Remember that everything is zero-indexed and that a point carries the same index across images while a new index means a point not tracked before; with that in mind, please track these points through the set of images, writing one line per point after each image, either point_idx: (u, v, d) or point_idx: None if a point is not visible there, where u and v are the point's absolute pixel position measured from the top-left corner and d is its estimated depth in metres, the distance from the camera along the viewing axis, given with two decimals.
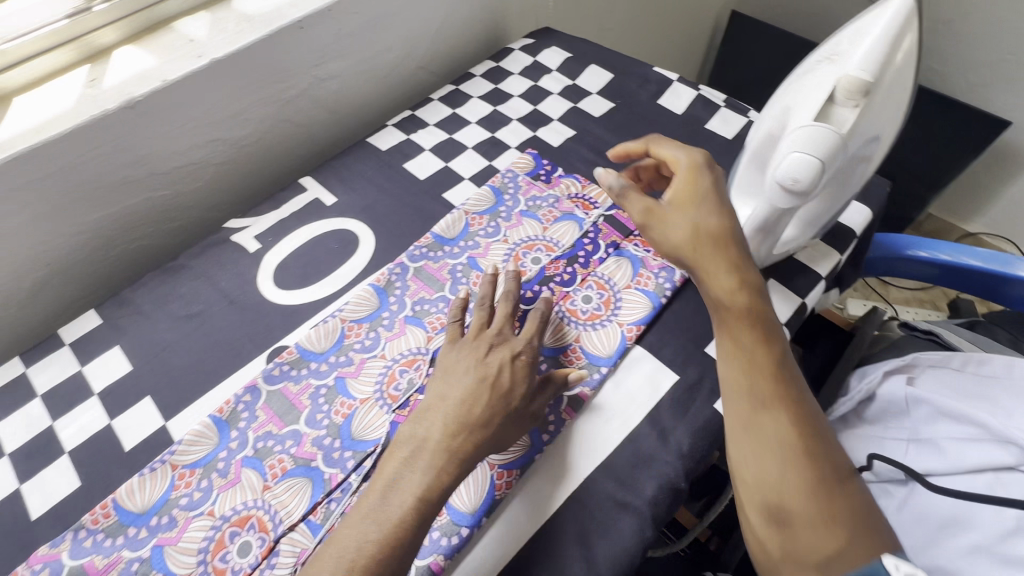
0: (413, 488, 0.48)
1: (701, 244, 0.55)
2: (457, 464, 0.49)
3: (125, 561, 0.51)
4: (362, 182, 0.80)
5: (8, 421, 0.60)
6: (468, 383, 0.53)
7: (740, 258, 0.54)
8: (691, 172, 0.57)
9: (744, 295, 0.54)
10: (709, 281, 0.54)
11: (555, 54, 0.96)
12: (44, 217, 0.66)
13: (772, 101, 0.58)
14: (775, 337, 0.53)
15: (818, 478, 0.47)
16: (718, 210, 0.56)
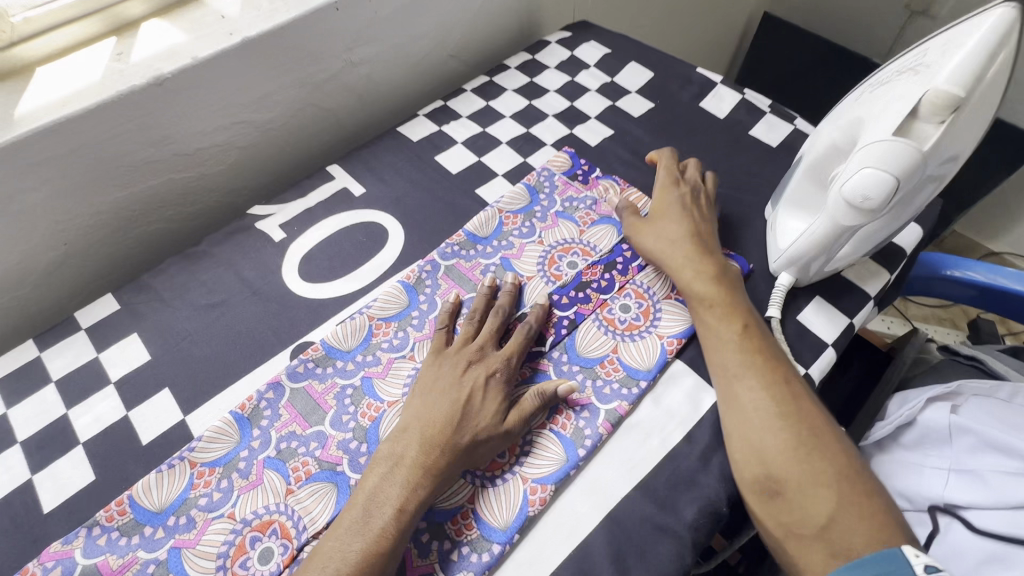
0: (392, 501, 0.47)
1: (671, 246, 0.63)
2: (433, 480, 0.49)
3: (140, 562, 0.48)
4: (392, 174, 0.77)
5: (21, 407, 0.58)
6: (442, 399, 0.53)
7: (703, 251, 0.63)
8: (664, 193, 0.69)
9: (710, 281, 0.60)
10: (679, 275, 0.61)
11: (593, 49, 0.93)
12: (64, 194, 0.64)
13: (844, 111, 0.55)
14: (738, 313, 0.58)
15: (795, 441, 0.50)
16: (683, 219, 0.65)
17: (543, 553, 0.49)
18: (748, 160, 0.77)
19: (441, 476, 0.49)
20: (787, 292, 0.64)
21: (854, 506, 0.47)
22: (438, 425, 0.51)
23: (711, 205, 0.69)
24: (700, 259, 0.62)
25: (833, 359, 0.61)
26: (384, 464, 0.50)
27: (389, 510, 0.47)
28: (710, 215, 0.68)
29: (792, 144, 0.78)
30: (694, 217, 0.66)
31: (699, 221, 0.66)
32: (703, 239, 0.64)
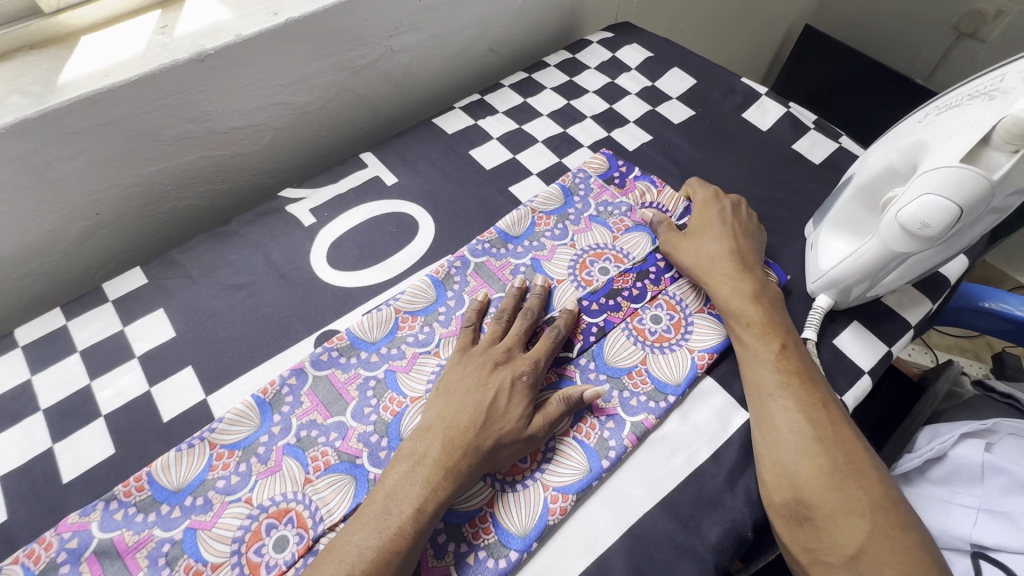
0: (411, 500, 0.46)
1: (711, 263, 0.62)
2: (453, 482, 0.48)
3: (155, 541, 0.48)
4: (425, 165, 0.76)
5: (45, 374, 0.58)
6: (467, 399, 0.52)
7: (743, 268, 0.61)
8: (704, 210, 0.67)
9: (749, 299, 0.59)
10: (716, 291, 0.60)
11: (635, 52, 0.91)
12: (100, 164, 0.64)
13: (901, 136, 0.54)
14: (777, 333, 0.56)
15: (830, 467, 0.48)
16: (724, 237, 0.64)
17: (560, 564, 0.48)
18: (789, 176, 0.75)
19: (461, 479, 0.48)
20: (825, 315, 0.62)
21: (889, 539, 0.45)
22: (463, 426, 0.50)
23: (754, 221, 0.67)
24: (740, 276, 0.60)
25: (869, 387, 0.59)
26: (406, 461, 0.49)
27: (409, 508, 0.46)
28: (753, 233, 0.66)
29: (836, 162, 0.76)
30: (737, 236, 0.64)
31: (742, 239, 0.64)
32: (744, 257, 0.63)
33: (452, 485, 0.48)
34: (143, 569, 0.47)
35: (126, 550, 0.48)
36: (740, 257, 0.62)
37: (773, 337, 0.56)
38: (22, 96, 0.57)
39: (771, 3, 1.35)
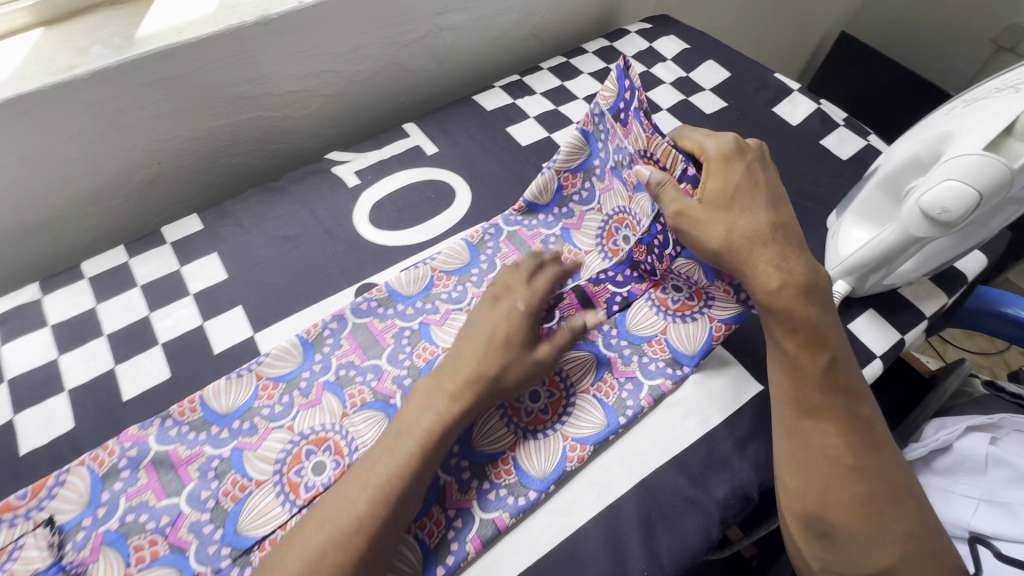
0: (424, 427, 0.48)
1: (743, 247, 0.52)
2: (461, 407, 0.50)
3: (205, 457, 0.52)
4: (464, 138, 0.80)
5: (109, 304, 0.62)
6: (472, 335, 0.54)
7: (783, 251, 0.53)
8: (717, 166, 0.56)
9: (796, 298, 0.52)
10: (756, 286, 0.52)
11: (671, 43, 0.94)
12: (167, 116, 0.68)
13: (927, 128, 0.57)
14: (825, 345, 0.52)
15: (864, 495, 0.48)
16: (752, 211, 0.54)
17: (575, 507, 0.52)
18: (816, 169, 0.78)
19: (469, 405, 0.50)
20: (842, 300, 0.64)
21: (912, 565, 0.47)
22: (469, 359, 0.52)
23: (774, 176, 0.58)
24: (786, 266, 0.53)
25: (879, 371, 0.61)
26: (418, 394, 0.51)
27: (425, 430, 0.48)
28: (781, 195, 0.56)
29: (862, 159, 0.78)
30: (765, 205, 0.55)
31: (770, 209, 0.55)
32: (779, 235, 0.54)
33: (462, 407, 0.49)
34: (194, 479, 0.51)
35: (180, 462, 0.52)
36: (777, 237, 0.53)
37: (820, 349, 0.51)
38: (103, 46, 0.62)
39: (809, 6, 1.36)
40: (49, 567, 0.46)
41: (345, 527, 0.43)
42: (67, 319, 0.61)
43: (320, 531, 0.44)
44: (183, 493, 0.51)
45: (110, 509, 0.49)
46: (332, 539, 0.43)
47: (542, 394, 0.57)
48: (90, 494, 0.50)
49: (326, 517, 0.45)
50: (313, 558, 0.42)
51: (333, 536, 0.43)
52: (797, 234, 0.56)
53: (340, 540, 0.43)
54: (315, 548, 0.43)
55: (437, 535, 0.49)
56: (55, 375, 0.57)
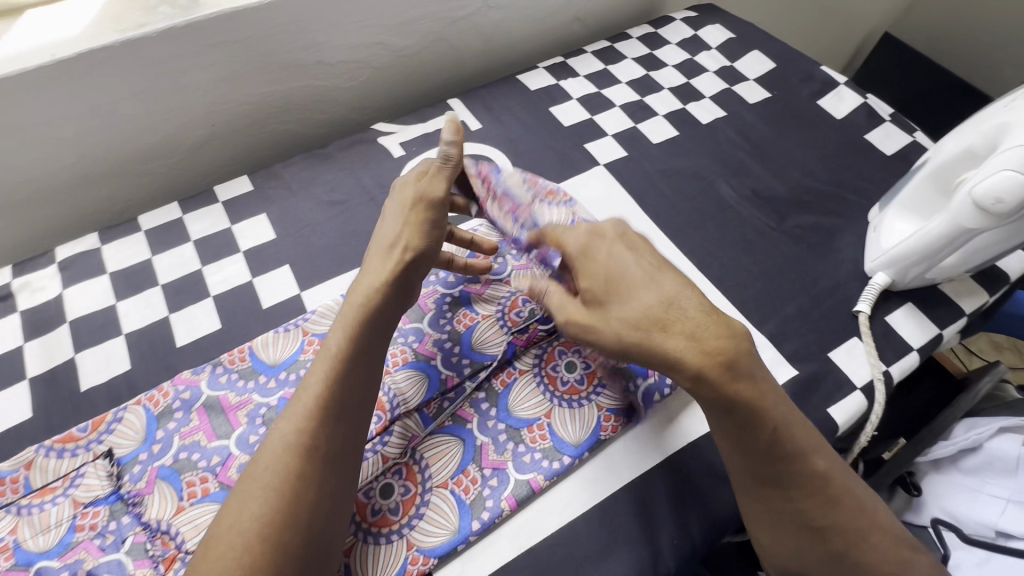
0: (339, 336, 0.49)
1: (643, 340, 0.41)
2: (367, 302, 0.50)
3: (254, 404, 0.54)
4: (508, 116, 0.81)
5: (163, 256, 0.65)
6: (381, 225, 0.56)
7: (686, 327, 0.40)
8: (584, 263, 0.46)
9: (723, 377, 0.40)
10: (673, 372, 0.41)
11: (717, 32, 0.93)
12: (225, 78, 0.70)
13: (974, 122, 0.58)
14: (767, 416, 0.41)
15: (835, 553, 0.43)
16: (638, 292, 0.42)
17: (608, 475, 0.53)
18: (859, 162, 0.77)
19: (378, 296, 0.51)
20: (881, 292, 0.64)
21: None
22: (384, 233, 0.54)
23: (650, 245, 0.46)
24: (699, 337, 0.40)
25: (915, 364, 0.61)
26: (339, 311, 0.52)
27: (339, 338, 0.49)
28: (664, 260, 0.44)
29: (907, 155, 0.78)
30: (649, 278, 0.43)
31: (663, 281, 0.43)
32: (677, 308, 0.41)
33: (370, 302, 0.50)
34: (243, 424, 0.53)
35: (230, 408, 0.54)
36: (677, 317, 0.41)
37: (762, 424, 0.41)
38: (170, 7, 0.64)
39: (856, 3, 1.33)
40: (109, 495, 0.49)
41: (278, 452, 0.43)
42: (124, 268, 0.64)
43: (246, 490, 0.42)
44: (233, 436, 0.52)
45: (164, 446, 0.51)
46: (265, 481, 0.42)
47: (577, 365, 0.57)
48: (146, 431, 0.52)
49: (257, 460, 0.44)
50: (254, 490, 0.42)
51: (269, 463, 0.43)
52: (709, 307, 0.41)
53: (274, 464, 0.43)
54: (247, 497, 0.41)
55: (473, 492, 0.51)
56: (113, 319, 0.60)
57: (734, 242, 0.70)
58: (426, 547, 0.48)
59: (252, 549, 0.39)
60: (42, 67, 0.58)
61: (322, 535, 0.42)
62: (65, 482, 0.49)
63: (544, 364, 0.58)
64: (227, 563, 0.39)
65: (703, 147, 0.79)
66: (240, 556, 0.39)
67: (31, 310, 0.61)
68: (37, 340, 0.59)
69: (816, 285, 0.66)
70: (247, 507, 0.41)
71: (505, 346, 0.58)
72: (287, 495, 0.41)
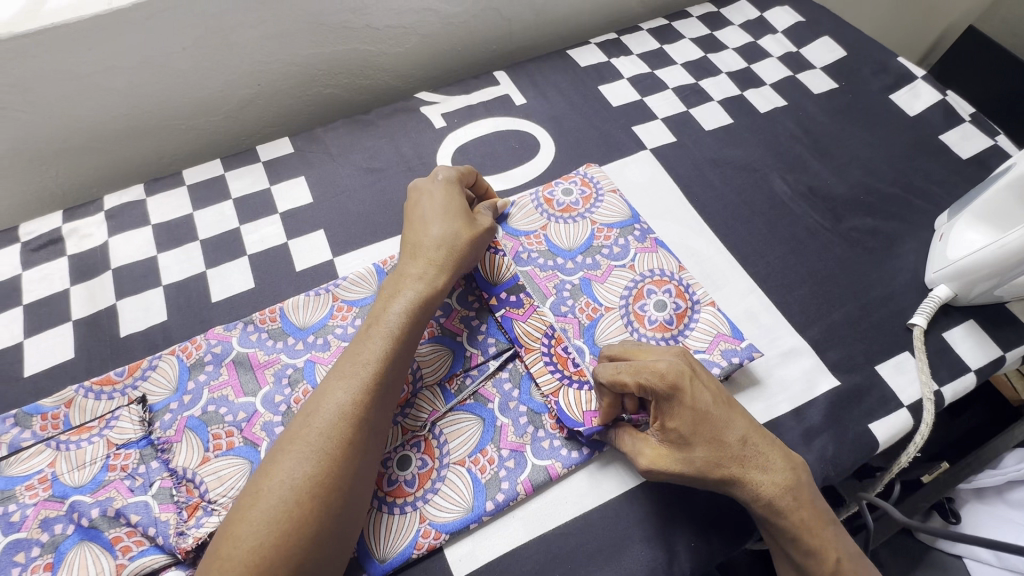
0: (393, 314, 0.50)
1: (726, 477, 0.45)
2: (428, 289, 0.51)
3: (281, 364, 0.55)
4: (554, 92, 0.78)
5: (204, 212, 0.66)
6: (430, 219, 0.55)
7: (757, 460, 0.45)
8: (666, 404, 0.44)
9: (790, 503, 0.45)
10: (747, 500, 0.45)
11: (785, 15, 0.87)
12: (273, 37, 0.70)
13: None
14: (828, 546, 0.45)
15: None
16: (720, 435, 0.44)
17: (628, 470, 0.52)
18: (929, 165, 0.71)
19: (434, 284, 0.52)
20: (940, 306, 0.60)
21: None
22: (435, 231, 0.54)
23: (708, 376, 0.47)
24: (765, 476, 0.45)
25: (972, 385, 0.57)
26: (386, 286, 0.52)
27: (395, 318, 0.49)
28: (728, 399, 0.46)
29: (986, 161, 0.71)
30: (727, 417, 0.45)
31: (733, 415, 0.45)
32: (751, 446, 0.45)
33: (431, 287, 0.51)
34: (270, 383, 0.54)
35: (258, 365, 0.55)
36: (751, 453, 0.45)
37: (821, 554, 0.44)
38: None
39: None
40: (140, 440, 0.50)
41: (331, 418, 0.44)
42: (167, 221, 0.65)
43: (293, 448, 0.43)
44: (259, 394, 0.53)
45: (194, 397, 0.53)
46: (309, 445, 0.43)
47: (588, 349, 0.54)
48: (178, 381, 0.54)
49: (303, 424, 0.44)
50: (305, 449, 0.43)
51: (321, 427, 0.44)
52: (759, 425, 0.47)
53: (328, 431, 0.44)
54: (292, 454, 0.43)
55: (489, 472, 0.50)
56: (153, 270, 0.62)
57: (784, 239, 0.66)
58: (438, 522, 0.48)
59: (302, 504, 0.41)
60: (99, 16, 0.59)
61: (357, 499, 0.44)
62: (101, 423, 0.51)
63: (553, 344, 0.54)
64: (272, 512, 0.40)
65: (759, 138, 0.74)
66: (282, 512, 0.40)
67: (79, 255, 0.63)
68: (82, 285, 0.61)
69: (868, 293, 0.62)
70: (299, 464, 0.42)
71: (509, 333, 0.56)
72: (335, 465, 0.43)
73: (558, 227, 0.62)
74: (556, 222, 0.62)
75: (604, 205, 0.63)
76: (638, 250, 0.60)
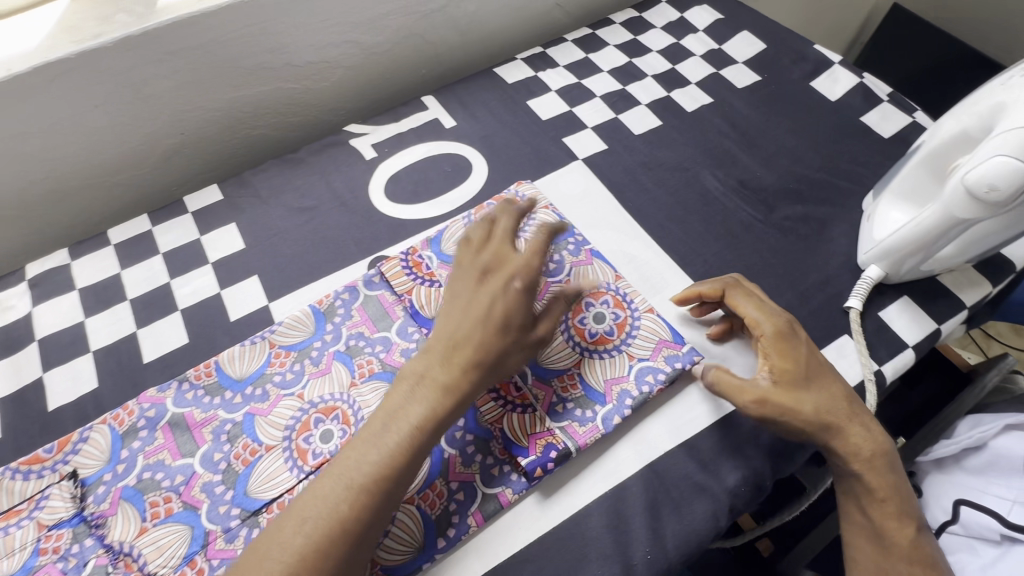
0: (410, 419, 0.45)
1: (835, 424, 0.49)
2: (455, 403, 0.46)
3: (219, 420, 0.53)
4: (483, 112, 0.78)
5: (132, 270, 0.64)
6: (461, 313, 0.49)
7: (864, 419, 0.50)
8: (781, 344, 0.50)
9: (884, 464, 0.49)
10: (849, 454, 0.49)
11: (705, 14, 0.89)
12: (189, 85, 0.69)
13: (956, 108, 0.56)
14: (909, 512, 0.49)
15: None
16: (831, 386, 0.50)
17: (579, 488, 0.51)
18: (853, 147, 0.73)
19: (463, 396, 0.46)
20: (874, 286, 0.61)
21: None
22: (466, 328, 0.48)
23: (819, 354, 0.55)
24: (868, 434, 0.49)
25: (911, 361, 0.58)
26: (408, 380, 0.47)
27: (414, 418, 0.45)
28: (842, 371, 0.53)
29: (906, 138, 0.73)
30: (837, 376, 0.51)
31: (841, 378, 0.51)
32: (857, 407, 0.50)
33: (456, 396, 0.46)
34: (208, 441, 0.52)
35: (194, 425, 0.53)
36: (856, 409, 0.50)
37: (904, 515, 0.49)
38: (126, 15, 0.63)
39: None
40: (72, 518, 0.48)
41: (331, 522, 0.41)
42: (93, 284, 0.63)
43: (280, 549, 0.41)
44: (197, 454, 0.51)
45: (128, 465, 0.51)
46: (289, 554, 0.40)
47: (530, 370, 0.54)
48: (110, 451, 0.51)
49: (295, 529, 0.41)
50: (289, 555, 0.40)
51: (313, 532, 0.41)
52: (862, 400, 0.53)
53: (330, 537, 0.41)
54: (277, 561, 0.40)
55: (439, 507, 0.49)
56: (81, 336, 0.60)
57: (719, 236, 0.66)
58: (389, 566, 0.47)
59: None
60: None
61: None
62: (30, 504, 0.49)
63: None
64: None
65: (688, 137, 0.75)
66: None
67: (3, 329, 0.61)
68: (8, 361, 0.59)
69: (805, 280, 0.63)
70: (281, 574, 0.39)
71: None
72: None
73: None
74: None
75: (536, 222, 0.63)
76: (573, 264, 0.60)
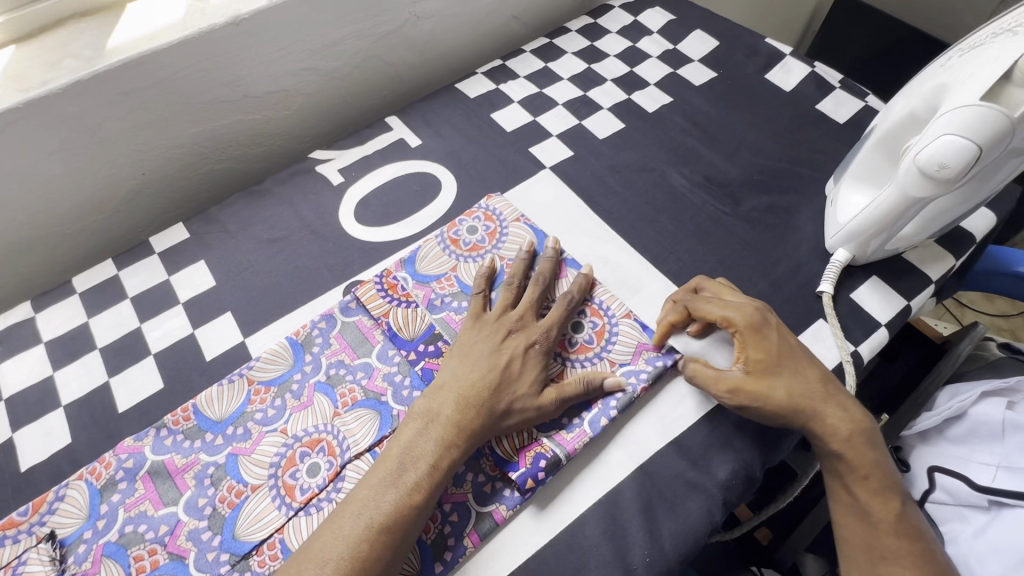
0: (427, 457, 0.46)
1: (809, 410, 0.50)
2: (467, 442, 0.48)
3: (201, 464, 0.52)
4: (448, 128, 0.78)
5: (100, 317, 0.63)
6: (477, 358, 0.51)
7: (840, 401, 0.51)
8: (755, 336, 0.51)
9: (863, 442, 0.50)
10: (828, 436, 0.50)
11: (658, 16, 0.91)
12: (146, 125, 0.68)
13: (903, 91, 0.58)
14: (894, 487, 0.50)
15: None
16: (804, 371, 0.51)
17: (572, 498, 0.51)
18: (811, 135, 0.75)
19: (472, 436, 0.48)
20: (843, 269, 0.62)
21: None
22: (477, 374, 0.50)
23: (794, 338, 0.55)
24: (844, 414, 0.50)
25: (885, 340, 0.59)
26: (419, 419, 0.49)
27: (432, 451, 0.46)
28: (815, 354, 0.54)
29: (861, 122, 0.75)
30: (809, 360, 0.52)
31: (814, 362, 0.52)
32: (832, 389, 0.51)
33: (469, 429, 0.48)
34: (191, 487, 0.51)
35: (176, 471, 0.51)
36: (831, 391, 0.51)
37: (887, 492, 0.49)
38: (75, 59, 0.62)
39: None
40: None
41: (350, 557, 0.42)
42: (60, 336, 0.62)
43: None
44: (181, 501, 0.50)
45: (109, 520, 0.49)
46: None
47: None
48: (89, 507, 0.50)
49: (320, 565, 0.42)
50: None
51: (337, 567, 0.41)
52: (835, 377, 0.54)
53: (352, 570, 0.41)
54: None
55: (434, 531, 0.48)
56: (50, 391, 0.58)
57: (689, 232, 0.67)
58: None
59: None
60: None
61: None
62: (8, 571, 0.47)
63: None
64: None
65: (651, 137, 0.76)
66: None
67: None
68: None
69: (776, 269, 0.64)
70: None
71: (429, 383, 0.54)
72: None
73: (468, 266, 0.62)
74: (465, 261, 0.62)
75: (509, 236, 0.63)
76: None
